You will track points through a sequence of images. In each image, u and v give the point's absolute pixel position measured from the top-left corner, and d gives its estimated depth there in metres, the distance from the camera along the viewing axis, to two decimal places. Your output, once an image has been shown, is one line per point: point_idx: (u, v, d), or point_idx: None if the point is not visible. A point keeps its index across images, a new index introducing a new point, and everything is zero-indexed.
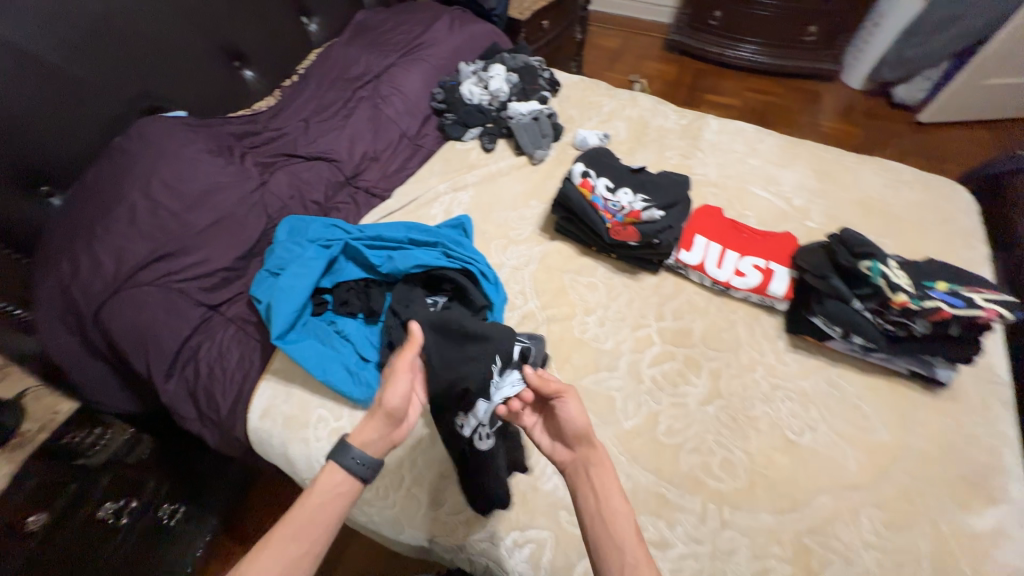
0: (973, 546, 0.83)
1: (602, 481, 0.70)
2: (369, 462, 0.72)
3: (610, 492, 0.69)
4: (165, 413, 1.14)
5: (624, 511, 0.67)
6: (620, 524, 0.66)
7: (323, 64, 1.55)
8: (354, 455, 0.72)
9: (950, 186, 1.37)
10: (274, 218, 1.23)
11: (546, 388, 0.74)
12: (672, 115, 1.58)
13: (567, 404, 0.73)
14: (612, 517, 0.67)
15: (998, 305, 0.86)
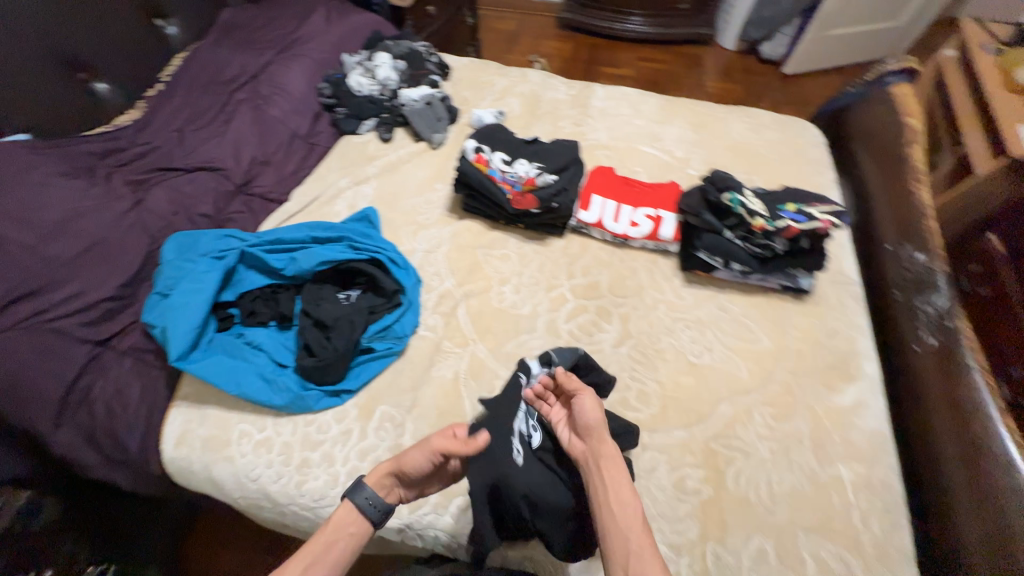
0: (840, 419, 0.99)
1: (610, 474, 0.73)
2: (381, 504, 0.75)
3: (615, 479, 0.73)
4: (67, 470, 1.00)
5: (629, 494, 0.71)
6: (626, 506, 0.70)
7: (191, 68, 1.44)
8: (366, 495, 0.74)
9: (800, 124, 1.57)
10: (159, 238, 1.14)
11: (568, 384, 0.84)
12: (561, 87, 1.66)
13: (582, 400, 0.80)
14: (616, 502, 0.71)
15: (830, 216, 1.05)
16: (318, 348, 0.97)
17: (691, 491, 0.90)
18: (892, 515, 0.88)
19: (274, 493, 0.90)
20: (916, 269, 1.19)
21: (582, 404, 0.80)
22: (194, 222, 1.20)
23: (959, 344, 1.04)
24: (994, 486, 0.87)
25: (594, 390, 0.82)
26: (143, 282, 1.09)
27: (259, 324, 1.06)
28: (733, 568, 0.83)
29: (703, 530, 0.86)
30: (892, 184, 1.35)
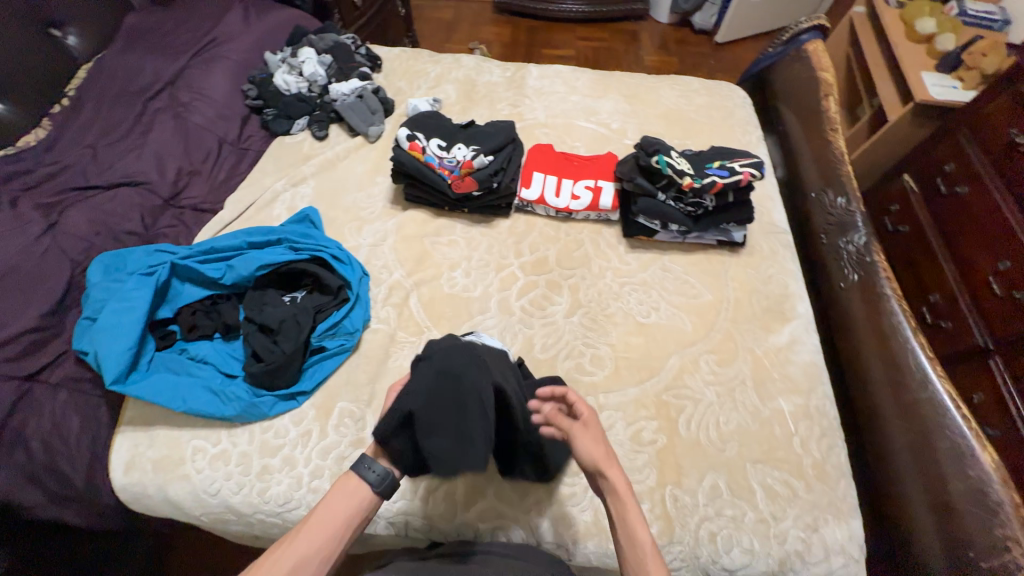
0: (778, 357, 1.06)
1: (625, 509, 0.73)
2: (381, 471, 0.76)
3: (629, 516, 0.72)
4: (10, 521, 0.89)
5: (643, 527, 0.71)
6: (641, 539, 0.70)
7: (98, 79, 1.35)
8: (371, 465, 0.77)
9: (727, 87, 1.63)
10: (82, 261, 1.07)
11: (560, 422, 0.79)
12: (496, 70, 1.65)
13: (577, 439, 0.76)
14: (632, 535, 0.71)
15: (749, 168, 1.11)
16: (265, 352, 0.96)
17: (648, 442, 0.95)
18: (828, 438, 0.97)
19: (238, 504, 0.89)
20: (838, 212, 1.27)
21: (587, 439, 0.76)
22: (120, 240, 1.14)
23: (876, 276, 1.12)
24: (912, 401, 0.95)
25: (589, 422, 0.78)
26: (71, 308, 1.03)
27: (202, 337, 1.03)
28: (690, 506, 0.89)
29: (661, 475, 0.91)
30: (812, 135, 1.43)
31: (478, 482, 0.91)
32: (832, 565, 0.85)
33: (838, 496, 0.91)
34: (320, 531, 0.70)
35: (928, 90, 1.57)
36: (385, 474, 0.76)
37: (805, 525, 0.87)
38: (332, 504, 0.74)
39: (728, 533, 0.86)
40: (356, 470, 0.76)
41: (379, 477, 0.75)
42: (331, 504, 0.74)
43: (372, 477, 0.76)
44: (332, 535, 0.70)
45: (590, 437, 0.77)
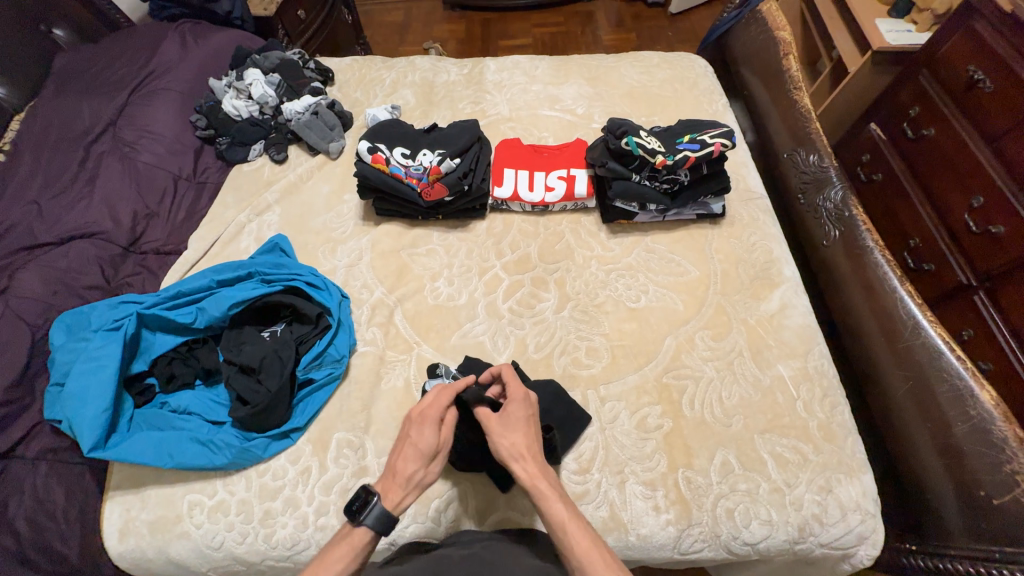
0: (772, 324, 1.05)
1: (545, 499, 0.71)
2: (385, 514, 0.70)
3: (553, 507, 0.71)
4: None
5: (574, 520, 0.69)
6: (571, 531, 0.68)
7: (34, 129, 1.28)
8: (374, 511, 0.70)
9: (687, 57, 1.61)
10: (42, 323, 1.01)
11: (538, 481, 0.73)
12: (452, 68, 1.61)
13: (546, 497, 0.71)
14: (561, 532, 0.68)
15: (720, 138, 1.09)
16: (250, 394, 0.92)
17: (654, 428, 0.93)
18: (830, 397, 0.97)
19: (245, 553, 0.85)
20: (812, 170, 1.28)
21: (511, 435, 0.77)
22: (81, 296, 1.08)
23: (857, 228, 1.13)
24: (908, 349, 0.96)
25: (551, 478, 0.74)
26: (38, 374, 0.97)
27: (184, 386, 0.99)
28: (704, 485, 0.88)
29: (671, 460, 0.90)
30: (778, 97, 1.42)
31: (489, 494, 0.89)
32: (850, 523, 0.85)
33: (847, 454, 0.91)
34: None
35: (884, 36, 1.56)
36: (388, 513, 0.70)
37: (819, 488, 0.88)
38: (330, 557, 0.67)
39: (745, 507, 0.86)
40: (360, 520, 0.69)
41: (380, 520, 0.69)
42: (328, 556, 0.67)
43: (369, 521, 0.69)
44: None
45: (500, 430, 0.77)
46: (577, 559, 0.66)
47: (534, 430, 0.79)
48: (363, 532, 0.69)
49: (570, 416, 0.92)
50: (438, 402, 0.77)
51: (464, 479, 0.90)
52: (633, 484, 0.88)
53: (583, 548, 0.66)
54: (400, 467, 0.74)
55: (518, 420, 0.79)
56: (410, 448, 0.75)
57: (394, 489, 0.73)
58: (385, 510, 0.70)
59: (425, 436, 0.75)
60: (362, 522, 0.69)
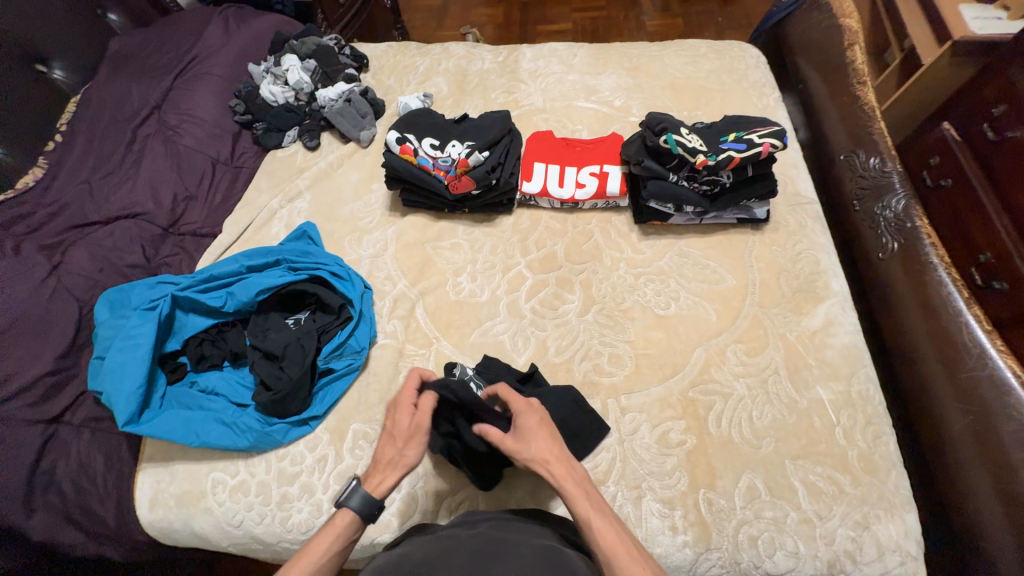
0: (813, 341, 0.98)
1: (573, 499, 0.68)
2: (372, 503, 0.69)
3: (582, 506, 0.67)
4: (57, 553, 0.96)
5: (598, 514, 0.66)
6: (596, 526, 0.65)
7: (88, 111, 1.34)
8: (360, 495, 0.69)
9: (738, 46, 1.50)
10: (88, 299, 1.07)
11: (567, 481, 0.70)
12: (487, 55, 1.56)
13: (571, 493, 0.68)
14: (588, 528, 0.65)
15: (770, 138, 1.01)
16: (273, 380, 0.94)
17: (676, 444, 0.89)
18: (874, 426, 0.89)
19: (262, 533, 0.88)
20: (871, 174, 1.17)
21: (532, 442, 0.73)
22: (125, 275, 1.13)
23: (920, 242, 1.03)
24: (972, 379, 0.86)
25: (581, 472, 0.72)
26: (84, 347, 1.03)
27: (212, 367, 1.02)
28: (726, 509, 0.83)
29: (693, 479, 0.86)
30: (837, 92, 1.30)
31: (500, 497, 0.88)
32: (887, 564, 0.79)
33: (889, 489, 0.84)
34: (304, 565, 0.63)
35: (967, 24, 1.39)
36: (369, 498, 0.69)
37: (855, 523, 0.81)
38: (315, 541, 0.66)
39: (770, 536, 0.81)
40: (346, 505, 0.68)
41: (363, 503, 0.69)
42: (314, 540, 0.66)
43: (354, 503, 0.68)
44: (318, 568, 0.64)
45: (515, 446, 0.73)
46: (605, 555, 0.63)
47: (553, 432, 0.76)
48: (348, 513, 0.69)
49: (589, 427, 0.89)
50: (407, 388, 0.77)
51: (476, 480, 0.90)
52: (650, 501, 0.85)
53: (609, 542, 0.64)
54: (382, 452, 0.74)
55: (532, 426, 0.74)
56: (385, 434, 0.75)
57: (379, 470, 0.72)
58: (367, 492, 0.69)
59: (398, 419, 0.75)
60: (345, 505, 0.69)
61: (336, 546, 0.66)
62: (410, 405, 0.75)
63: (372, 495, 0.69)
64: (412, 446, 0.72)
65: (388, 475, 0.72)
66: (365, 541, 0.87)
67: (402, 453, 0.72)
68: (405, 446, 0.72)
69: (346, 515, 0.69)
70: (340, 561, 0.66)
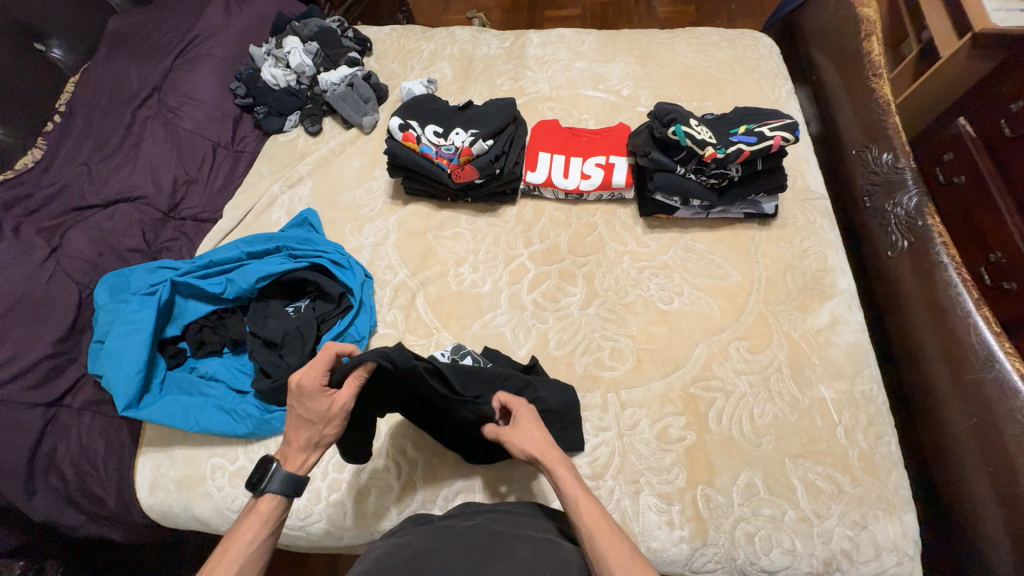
0: (818, 340, 0.97)
1: (560, 481, 0.69)
2: (294, 481, 0.70)
3: (571, 488, 0.68)
4: (62, 533, 0.98)
5: (584, 493, 0.67)
6: (583, 506, 0.65)
7: (87, 90, 1.31)
8: (279, 478, 0.69)
9: (751, 35, 1.46)
10: (88, 283, 1.06)
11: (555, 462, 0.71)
12: (493, 40, 1.52)
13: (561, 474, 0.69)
14: (574, 505, 0.66)
15: (781, 132, 0.98)
16: (272, 367, 0.95)
17: (675, 439, 0.89)
18: (876, 426, 0.88)
19: None
20: (883, 170, 1.14)
21: (525, 431, 0.75)
22: (125, 259, 1.13)
23: (931, 241, 1.01)
24: (976, 381, 0.86)
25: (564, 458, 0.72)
26: (84, 331, 1.03)
27: (213, 353, 1.03)
28: (724, 506, 0.83)
29: (691, 475, 0.86)
30: (852, 84, 1.26)
31: (499, 489, 0.88)
32: (884, 563, 0.79)
33: (889, 489, 0.84)
34: (232, 558, 0.63)
35: (988, 16, 1.34)
36: (287, 477, 0.69)
37: (852, 523, 0.81)
38: (240, 531, 0.66)
39: (767, 533, 0.81)
40: (265, 490, 0.69)
41: (281, 484, 0.69)
42: (238, 530, 0.67)
43: (275, 487, 0.69)
44: (249, 557, 0.64)
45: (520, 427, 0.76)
46: (587, 530, 0.63)
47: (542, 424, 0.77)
48: (272, 499, 0.69)
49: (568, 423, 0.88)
50: (315, 368, 0.71)
51: (473, 473, 0.90)
52: (647, 495, 0.85)
53: (590, 517, 0.64)
54: (291, 435, 0.72)
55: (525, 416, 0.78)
56: (299, 417, 0.72)
57: (295, 451, 0.72)
58: (288, 474, 0.70)
59: (310, 405, 0.70)
60: (266, 491, 0.69)
61: (265, 532, 0.67)
62: (325, 391, 0.71)
63: (293, 475, 0.70)
64: (335, 422, 0.72)
65: (309, 455, 0.73)
66: (363, 529, 0.88)
67: (322, 431, 0.72)
68: (325, 426, 0.71)
69: (271, 500, 0.69)
70: (274, 543, 0.67)
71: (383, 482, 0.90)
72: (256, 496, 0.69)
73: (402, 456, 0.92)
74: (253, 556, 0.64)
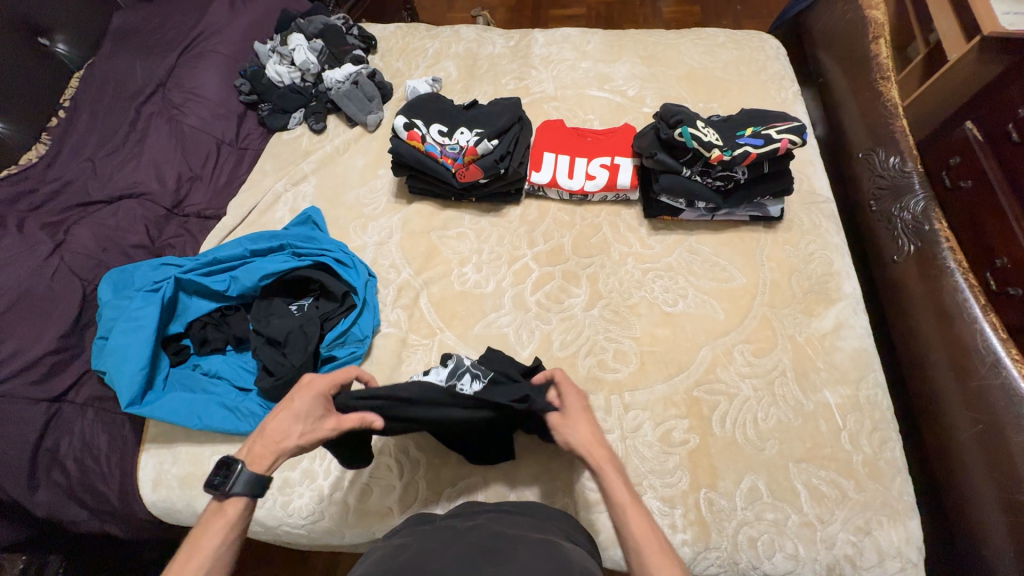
0: (822, 344, 0.96)
1: (608, 484, 0.69)
2: (261, 483, 0.68)
3: (619, 495, 0.68)
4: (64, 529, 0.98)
5: (633, 504, 0.67)
6: (631, 516, 0.65)
7: (91, 86, 1.31)
8: (244, 480, 0.67)
9: (758, 36, 1.45)
10: (92, 279, 1.06)
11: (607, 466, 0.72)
12: (498, 39, 1.52)
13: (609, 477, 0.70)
14: (621, 513, 0.66)
15: (788, 135, 0.98)
16: (275, 366, 0.94)
17: (678, 442, 0.88)
18: (881, 431, 0.88)
19: (263, 517, 0.90)
20: (891, 174, 1.13)
21: (575, 425, 0.76)
22: (128, 255, 1.13)
23: (938, 246, 1.00)
24: (981, 388, 0.85)
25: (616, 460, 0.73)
26: (88, 327, 1.03)
27: (215, 351, 1.03)
28: (726, 510, 0.83)
29: (694, 479, 0.85)
30: (859, 87, 1.26)
31: (501, 490, 0.88)
32: (887, 569, 0.79)
33: (893, 495, 0.83)
34: (199, 563, 0.62)
35: (998, 19, 1.33)
36: (252, 480, 0.68)
37: (856, 528, 0.81)
38: (206, 535, 0.65)
39: (770, 538, 0.80)
40: (229, 494, 0.67)
41: (245, 487, 0.67)
42: (202, 535, 0.65)
43: (240, 490, 0.67)
44: (217, 560, 0.63)
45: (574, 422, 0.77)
46: (633, 541, 0.63)
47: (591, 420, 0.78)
48: (239, 501, 0.68)
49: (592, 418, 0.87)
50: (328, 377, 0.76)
51: (476, 474, 0.89)
52: (650, 498, 0.84)
53: (637, 526, 0.65)
54: (286, 435, 0.71)
55: (578, 410, 0.78)
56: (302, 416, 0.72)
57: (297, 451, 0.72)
58: (253, 474, 0.68)
59: (305, 401, 0.73)
60: (230, 493, 0.67)
61: (232, 535, 0.66)
62: None
63: (257, 476, 0.68)
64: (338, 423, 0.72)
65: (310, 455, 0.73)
66: (365, 528, 0.88)
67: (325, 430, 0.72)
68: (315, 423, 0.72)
69: (238, 503, 0.67)
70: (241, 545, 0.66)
71: (385, 482, 0.90)
72: (220, 499, 0.67)
73: (405, 456, 0.91)
74: (221, 555, 0.64)
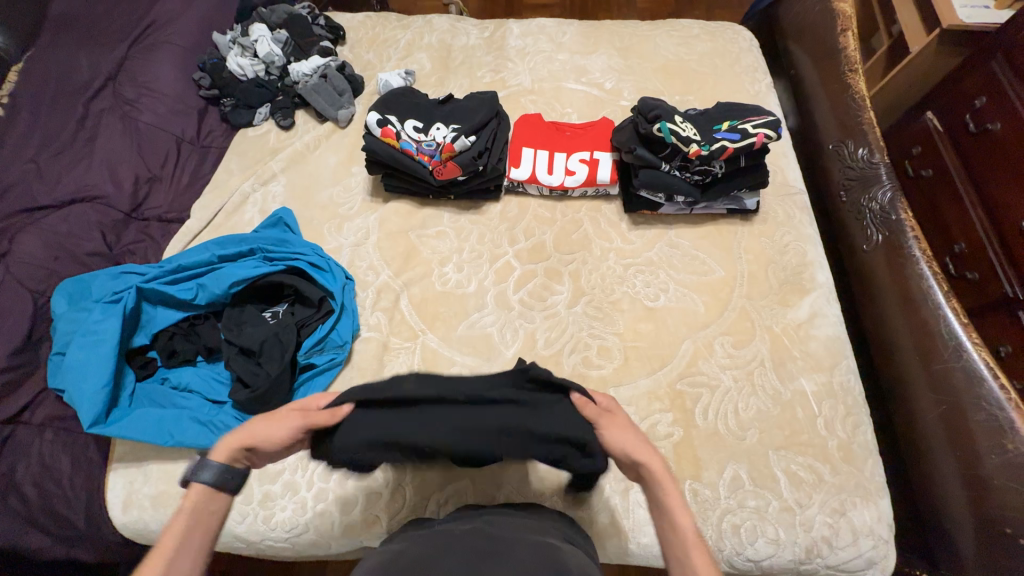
0: (798, 334, 0.99)
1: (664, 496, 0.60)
2: (233, 472, 0.60)
3: (674, 508, 0.60)
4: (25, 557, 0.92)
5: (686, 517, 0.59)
6: (684, 531, 0.57)
7: (30, 78, 1.20)
8: (213, 468, 0.59)
9: (731, 28, 1.46)
10: (44, 291, 0.99)
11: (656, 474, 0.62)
12: (472, 30, 1.48)
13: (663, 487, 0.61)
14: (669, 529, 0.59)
15: (764, 129, 0.99)
16: (251, 377, 0.91)
17: (663, 435, 0.90)
18: (854, 416, 0.92)
19: (244, 532, 0.88)
20: (859, 165, 1.16)
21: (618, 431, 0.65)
22: (84, 264, 1.05)
23: (904, 235, 1.03)
24: (944, 370, 0.89)
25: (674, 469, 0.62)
26: (41, 342, 0.96)
27: (185, 363, 0.98)
28: (710, 499, 0.85)
29: (679, 470, 0.87)
30: (829, 79, 1.28)
31: (490, 490, 0.88)
32: (861, 548, 0.82)
33: (865, 476, 0.87)
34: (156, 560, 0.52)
35: (956, 12, 1.37)
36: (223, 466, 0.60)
37: (832, 510, 0.84)
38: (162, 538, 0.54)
39: (752, 524, 0.83)
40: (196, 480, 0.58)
41: (216, 474, 0.59)
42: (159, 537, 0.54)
43: (207, 478, 0.59)
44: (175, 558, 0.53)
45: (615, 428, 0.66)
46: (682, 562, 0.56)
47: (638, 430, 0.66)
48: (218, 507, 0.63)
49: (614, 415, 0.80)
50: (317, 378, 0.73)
51: (464, 476, 0.89)
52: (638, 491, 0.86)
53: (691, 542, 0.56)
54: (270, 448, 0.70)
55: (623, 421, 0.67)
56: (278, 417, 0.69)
57: None
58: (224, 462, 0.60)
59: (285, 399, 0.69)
60: (196, 480, 0.59)
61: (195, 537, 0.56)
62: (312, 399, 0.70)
63: (230, 464, 0.61)
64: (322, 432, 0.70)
65: None
66: (352, 537, 0.86)
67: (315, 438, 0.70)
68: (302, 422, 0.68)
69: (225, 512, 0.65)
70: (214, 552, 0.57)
71: (372, 489, 0.88)
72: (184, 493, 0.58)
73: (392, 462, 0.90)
74: None
